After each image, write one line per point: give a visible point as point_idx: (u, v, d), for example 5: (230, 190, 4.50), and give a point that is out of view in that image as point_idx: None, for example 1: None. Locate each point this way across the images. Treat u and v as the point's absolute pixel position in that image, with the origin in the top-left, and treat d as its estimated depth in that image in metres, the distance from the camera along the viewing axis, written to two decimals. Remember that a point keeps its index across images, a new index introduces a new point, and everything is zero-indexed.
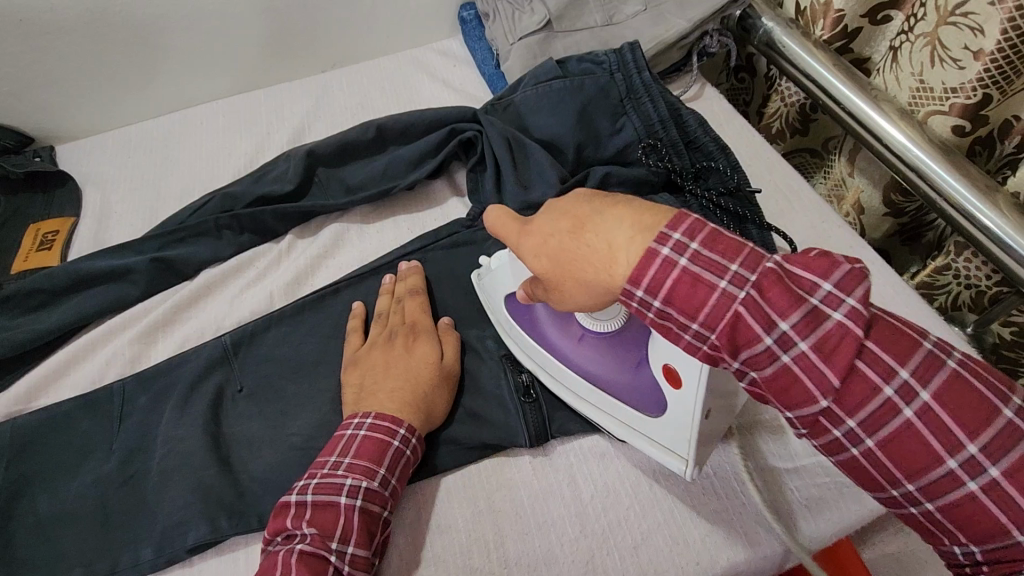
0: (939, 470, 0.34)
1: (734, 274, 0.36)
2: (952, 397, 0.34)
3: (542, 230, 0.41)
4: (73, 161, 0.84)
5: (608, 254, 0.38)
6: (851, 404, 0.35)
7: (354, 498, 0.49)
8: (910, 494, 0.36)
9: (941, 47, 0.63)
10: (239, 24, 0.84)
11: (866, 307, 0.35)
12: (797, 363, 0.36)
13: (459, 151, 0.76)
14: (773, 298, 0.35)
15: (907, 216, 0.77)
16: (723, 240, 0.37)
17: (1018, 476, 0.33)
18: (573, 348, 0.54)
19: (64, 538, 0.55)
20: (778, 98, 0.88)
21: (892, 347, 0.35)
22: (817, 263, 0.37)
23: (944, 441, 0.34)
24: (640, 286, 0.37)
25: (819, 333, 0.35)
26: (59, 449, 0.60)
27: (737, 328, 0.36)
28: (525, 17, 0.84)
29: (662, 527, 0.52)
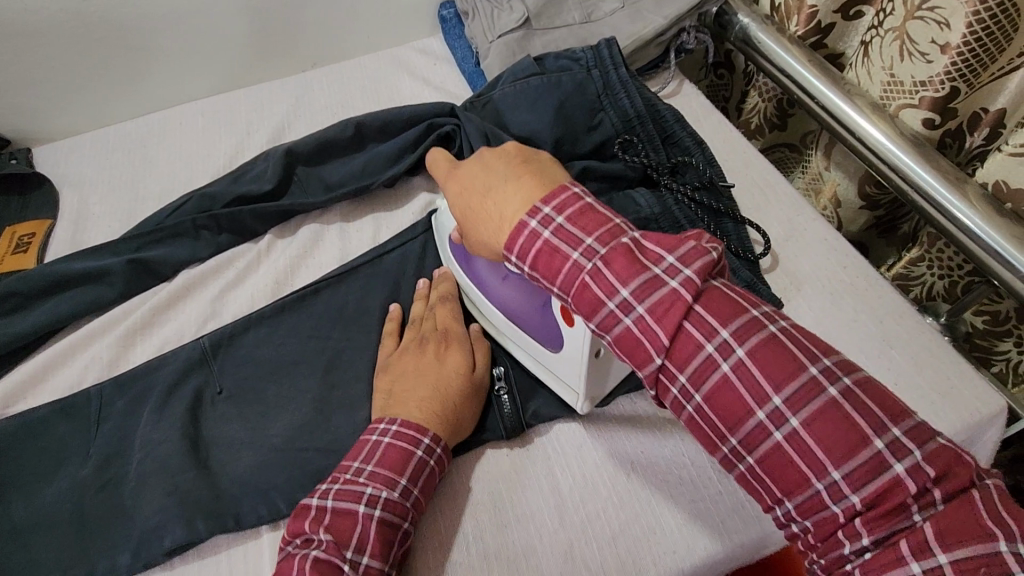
0: (751, 423, 0.37)
1: (587, 247, 0.42)
2: (763, 357, 0.38)
3: (460, 185, 0.49)
4: (49, 163, 0.83)
5: (497, 214, 0.46)
6: (679, 362, 0.39)
7: (373, 506, 0.48)
8: (735, 451, 0.39)
9: (909, 41, 0.64)
10: (217, 23, 0.84)
11: (701, 278, 0.40)
12: (635, 326, 0.40)
13: (438, 148, 0.76)
14: (616, 268, 0.40)
15: (882, 208, 0.78)
16: (589, 215, 0.43)
17: (818, 430, 0.36)
18: (497, 286, 0.59)
19: (40, 543, 0.55)
20: (756, 94, 0.89)
21: (717, 310, 0.39)
22: (667, 240, 0.42)
23: (756, 396, 0.37)
24: (515, 251, 0.44)
25: (652, 297, 0.39)
26: (35, 454, 0.59)
27: (587, 296, 0.41)
28: (504, 15, 0.84)
29: (640, 516, 0.53)
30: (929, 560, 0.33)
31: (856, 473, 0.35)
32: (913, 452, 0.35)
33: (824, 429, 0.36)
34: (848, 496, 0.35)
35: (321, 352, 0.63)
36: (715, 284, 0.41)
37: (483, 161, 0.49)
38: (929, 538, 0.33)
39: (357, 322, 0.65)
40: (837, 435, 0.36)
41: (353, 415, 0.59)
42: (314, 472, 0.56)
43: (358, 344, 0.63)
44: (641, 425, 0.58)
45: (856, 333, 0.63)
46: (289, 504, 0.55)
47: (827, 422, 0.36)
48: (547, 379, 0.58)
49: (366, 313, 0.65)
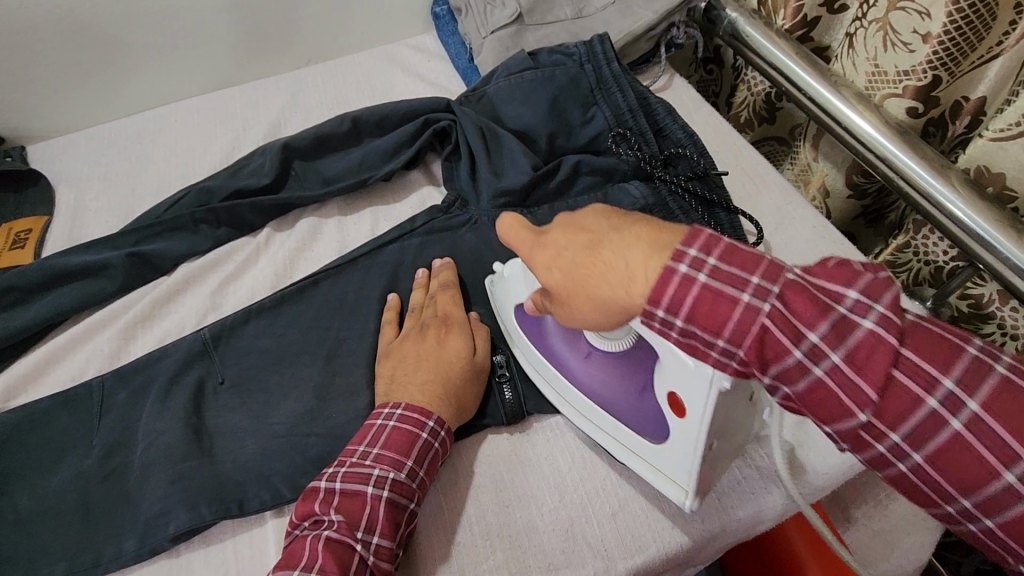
0: (994, 484, 0.33)
1: (756, 287, 0.36)
2: (998, 407, 0.33)
3: (554, 243, 0.41)
4: (44, 160, 0.83)
5: (628, 274, 0.38)
6: (891, 420, 0.35)
7: (381, 488, 0.49)
8: (966, 511, 0.34)
9: (892, 31, 0.66)
10: (212, 20, 0.85)
11: (897, 314, 0.35)
12: (829, 378, 0.36)
13: (434, 142, 0.77)
14: (799, 312, 0.36)
15: (869, 197, 0.80)
16: (740, 254, 0.37)
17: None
18: (580, 367, 0.55)
19: (45, 534, 0.55)
20: (745, 88, 0.91)
21: (931, 355, 0.34)
22: (845, 274, 0.37)
23: (997, 452, 0.33)
24: (662, 304, 0.37)
25: (847, 343, 0.35)
26: (37, 446, 0.59)
27: (765, 343, 0.37)
28: (497, 11, 0.85)
29: (639, 494, 0.54)
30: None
31: None
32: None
33: None
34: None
35: (321, 342, 0.64)
36: (910, 319, 0.36)
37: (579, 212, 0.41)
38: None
39: (356, 311, 0.66)
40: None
41: (354, 402, 0.60)
42: (316, 457, 0.57)
43: (358, 333, 0.64)
44: None
45: None
46: (292, 489, 0.56)
47: None
48: (641, 470, 0.52)
49: (365, 303, 0.66)
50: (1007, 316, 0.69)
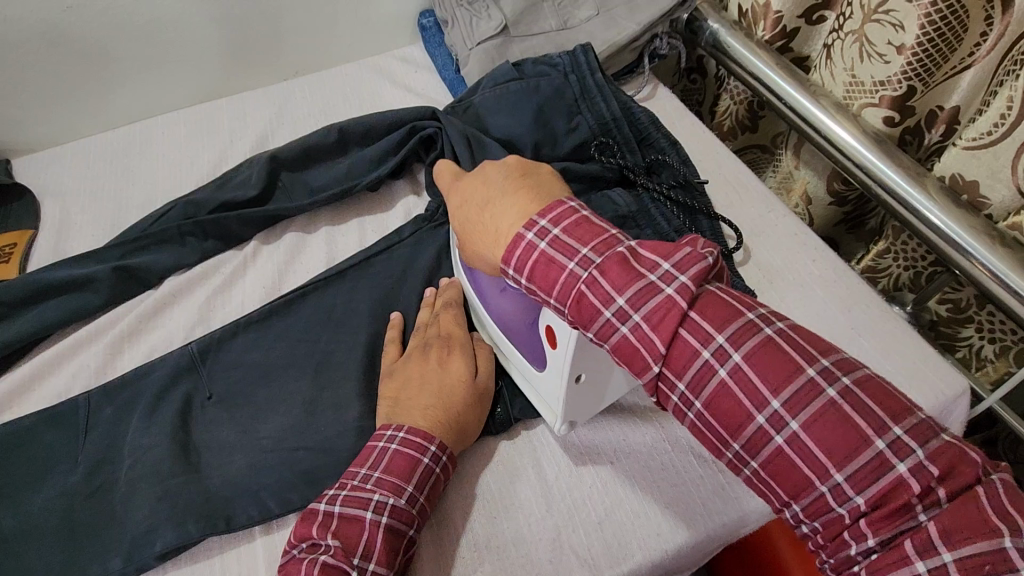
0: (752, 427, 0.37)
1: (583, 257, 0.42)
2: (759, 360, 0.38)
3: (459, 195, 0.50)
4: (29, 174, 0.83)
5: (488, 229, 0.46)
6: (678, 369, 0.39)
7: (380, 513, 0.49)
8: (740, 456, 0.39)
9: (868, 43, 0.67)
10: (199, 33, 0.85)
11: (695, 284, 0.40)
12: (631, 334, 0.40)
13: (420, 151, 0.77)
14: (612, 277, 0.40)
15: (849, 204, 0.81)
16: (585, 226, 0.43)
17: (818, 431, 0.36)
18: (494, 298, 0.59)
19: (29, 552, 0.54)
20: (728, 97, 0.92)
21: (713, 317, 0.39)
22: (663, 247, 0.41)
23: (754, 400, 0.37)
24: (511, 264, 0.44)
25: (648, 305, 0.39)
26: (22, 463, 0.59)
27: (583, 305, 0.41)
28: (483, 23, 0.86)
29: (624, 501, 0.54)
30: (933, 557, 0.33)
31: (859, 472, 0.35)
32: (915, 450, 0.35)
33: (825, 432, 0.36)
34: (851, 494, 0.35)
35: (309, 355, 0.64)
36: (709, 288, 0.41)
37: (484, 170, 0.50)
38: (934, 537, 0.33)
39: (345, 324, 0.66)
40: (837, 436, 0.35)
41: (343, 415, 0.60)
42: (304, 471, 0.57)
43: (346, 345, 0.64)
44: (623, 413, 0.60)
45: (826, 323, 0.65)
46: (280, 504, 0.56)
47: (826, 424, 0.36)
48: (529, 392, 0.58)
49: (353, 315, 0.66)
50: (985, 320, 0.71)
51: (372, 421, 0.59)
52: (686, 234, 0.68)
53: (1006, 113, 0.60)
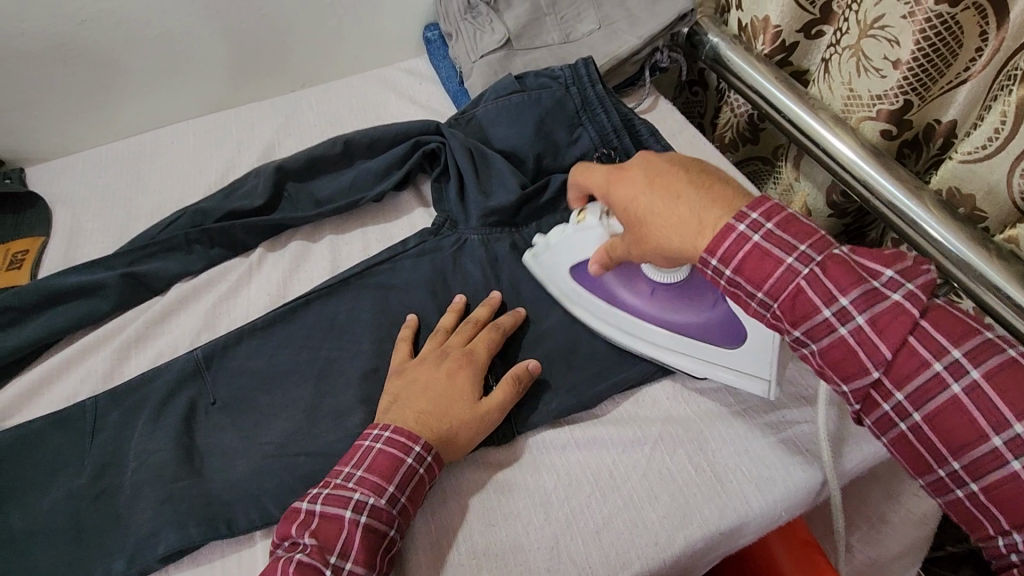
0: (982, 446, 0.41)
1: (801, 255, 0.46)
2: (948, 324, 0.43)
3: (632, 185, 0.52)
4: (42, 182, 0.85)
5: (691, 223, 0.49)
6: (898, 371, 0.44)
7: (358, 513, 0.50)
8: (902, 405, 0.44)
9: (864, 58, 0.68)
10: (209, 44, 0.87)
11: (924, 292, 0.43)
12: (850, 333, 0.44)
13: (423, 163, 0.79)
14: (834, 277, 0.45)
15: (849, 215, 0.82)
16: (797, 226, 0.47)
17: (999, 384, 0.41)
18: (644, 302, 0.61)
19: (36, 554, 0.55)
20: (728, 110, 0.94)
21: (947, 329, 0.42)
22: (884, 255, 0.45)
23: (991, 420, 0.41)
24: (715, 255, 0.47)
25: (873, 309, 0.44)
26: (30, 465, 0.60)
27: (799, 300, 0.46)
28: (486, 36, 0.88)
29: (623, 512, 0.55)
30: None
31: None
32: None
33: (1004, 384, 0.41)
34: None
35: (314, 361, 0.65)
36: (936, 300, 0.44)
37: (655, 160, 0.52)
38: None
39: (348, 331, 0.67)
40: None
41: (346, 422, 0.61)
42: (305, 476, 0.58)
43: (349, 352, 0.65)
44: (621, 424, 0.60)
45: None
46: (280, 509, 0.57)
47: (1007, 379, 0.41)
48: (722, 375, 0.60)
49: (357, 322, 0.68)
50: None
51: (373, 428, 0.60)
52: None
53: (1000, 128, 0.60)
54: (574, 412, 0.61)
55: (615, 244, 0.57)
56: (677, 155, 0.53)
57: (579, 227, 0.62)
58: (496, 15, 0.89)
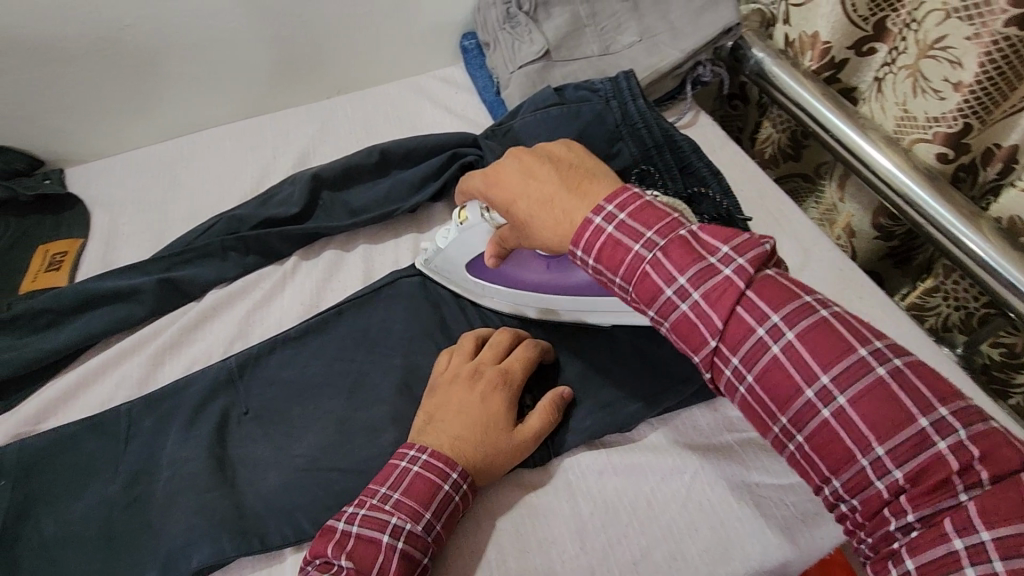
0: (800, 401, 0.40)
1: (648, 240, 0.44)
2: (771, 291, 0.42)
3: (511, 185, 0.50)
4: (81, 184, 0.85)
5: (565, 221, 0.47)
6: (733, 343, 0.42)
7: (397, 537, 0.48)
8: (737, 373, 0.42)
9: (922, 79, 0.66)
10: (247, 50, 0.87)
11: (753, 266, 0.42)
12: (691, 310, 0.43)
13: (460, 175, 0.78)
14: (674, 258, 0.43)
15: (896, 239, 0.79)
16: (650, 211, 0.45)
17: (811, 344, 0.40)
18: (546, 275, 0.64)
19: (68, 560, 0.56)
20: (770, 126, 0.92)
21: (770, 297, 0.42)
22: (720, 233, 0.44)
23: (805, 375, 0.40)
24: (579, 246, 0.46)
25: (708, 284, 0.42)
26: (64, 469, 0.60)
27: (646, 283, 0.44)
28: (524, 46, 0.86)
29: (661, 543, 0.53)
30: (971, 536, 0.34)
31: (842, 376, 0.39)
32: (958, 429, 0.36)
33: (815, 343, 0.40)
34: (891, 471, 0.37)
35: (345, 374, 0.65)
36: (767, 271, 0.44)
37: (530, 159, 0.51)
38: (967, 509, 0.35)
39: (381, 344, 0.66)
40: (883, 411, 0.38)
41: (377, 438, 0.60)
42: (337, 493, 0.57)
43: (382, 366, 0.65)
44: (659, 450, 0.58)
45: None
46: (312, 525, 0.56)
47: (818, 336, 0.40)
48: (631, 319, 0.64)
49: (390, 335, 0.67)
50: None
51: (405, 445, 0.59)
52: None
53: None
54: (610, 434, 0.60)
55: (505, 240, 0.55)
56: (551, 150, 0.51)
57: (464, 225, 0.63)
58: (535, 25, 0.88)
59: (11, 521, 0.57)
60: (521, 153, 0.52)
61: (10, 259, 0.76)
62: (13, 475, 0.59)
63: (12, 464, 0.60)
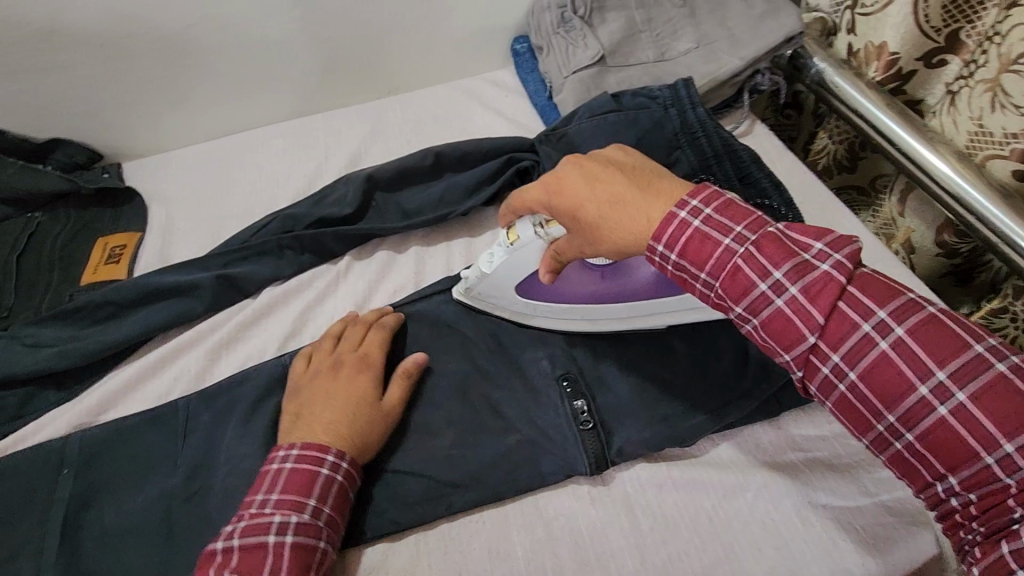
0: (913, 398, 0.39)
1: (738, 235, 0.44)
2: (871, 287, 0.41)
3: (579, 189, 0.48)
4: (138, 178, 0.87)
5: (643, 219, 0.46)
6: (834, 339, 0.41)
7: (284, 533, 0.49)
8: (837, 368, 0.41)
9: (1002, 93, 0.64)
10: (304, 50, 0.88)
11: (852, 262, 0.42)
12: (787, 305, 0.42)
13: (515, 180, 0.78)
14: (769, 253, 0.43)
15: (960, 257, 0.77)
16: (734, 208, 0.45)
17: (921, 338, 0.39)
18: (600, 287, 0.61)
19: (129, 551, 0.56)
20: (826, 137, 0.90)
21: (873, 292, 0.41)
22: (814, 231, 0.44)
23: (917, 371, 0.39)
24: (661, 241, 0.45)
25: (807, 279, 0.42)
26: (124, 461, 0.61)
27: (737, 278, 0.44)
28: (579, 51, 0.86)
29: (724, 562, 0.52)
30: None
31: (958, 370, 0.38)
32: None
33: (926, 338, 0.39)
34: (1020, 467, 0.36)
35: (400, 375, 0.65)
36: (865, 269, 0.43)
37: (597, 164, 0.49)
38: None
39: (434, 347, 0.66)
40: (1006, 406, 0.37)
41: (433, 441, 0.60)
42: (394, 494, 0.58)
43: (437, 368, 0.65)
44: (718, 466, 0.58)
45: None
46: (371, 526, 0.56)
47: (928, 331, 0.39)
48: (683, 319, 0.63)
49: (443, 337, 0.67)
50: None
51: (461, 450, 0.59)
52: None
53: None
54: (667, 447, 0.59)
55: (563, 250, 0.53)
56: (612, 155, 0.50)
57: (514, 246, 0.59)
58: (591, 30, 0.87)
59: (74, 509, 0.58)
60: (582, 158, 0.50)
61: (73, 251, 0.78)
62: (76, 464, 0.60)
63: (74, 454, 0.61)
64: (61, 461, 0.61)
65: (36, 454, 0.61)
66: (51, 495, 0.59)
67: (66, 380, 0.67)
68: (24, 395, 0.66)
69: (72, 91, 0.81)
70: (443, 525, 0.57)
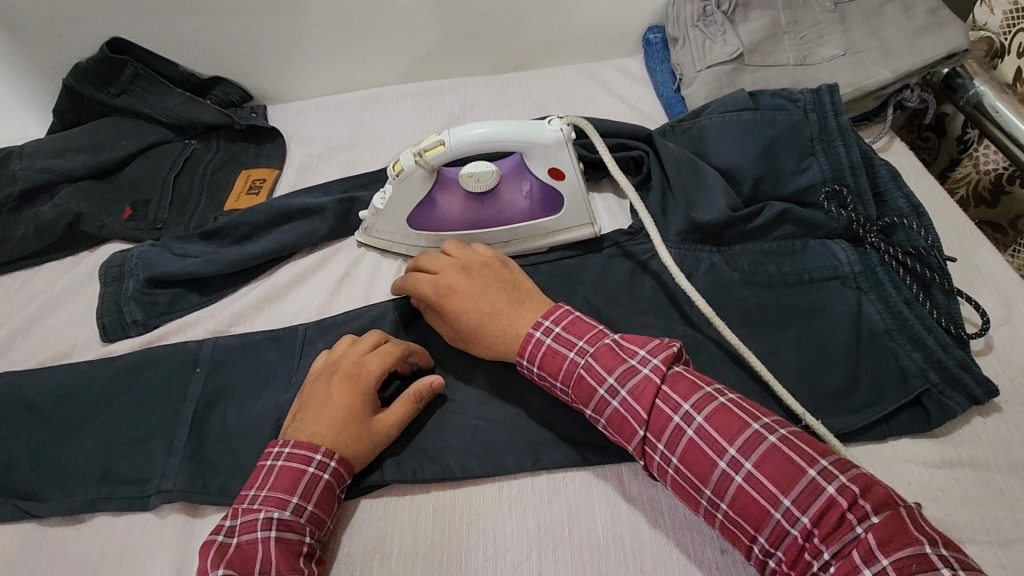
0: (716, 472, 0.47)
1: (580, 347, 0.55)
2: (678, 383, 0.51)
3: (465, 299, 0.60)
4: (280, 121, 0.94)
5: (512, 330, 0.59)
6: (657, 432, 0.50)
7: (268, 528, 0.51)
8: (665, 455, 0.50)
9: None
10: (448, 20, 0.91)
11: (664, 364, 0.52)
12: (620, 406, 0.52)
13: (631, 166, 0.78)
14: (602, 361, 0.53)
15: None
16: (578, 325, 0.57)
17: (715, 423, 0.48)
18: (481, 214, 0.72)
19: (244, 450, 0.63)
20: (970, 164, 0.85)
21: (680, 389, 0.50)
22: (639, 339, 0.54)
23: (715, 450, 0.47)
24: (524, 355, 0.57)
25: (632, 381, 0.51)
26: (247, 371, 0.68)
27: (583, 384, 0.54)
28: (717, 46, 0.85)
29: None
30: (874, 564, 0.40)
31: (743, 446, 0.47)
32: (841, 476, 0.43)
33: (718, 422, 0.48)
34: (800, 519, 0.43)
35: None
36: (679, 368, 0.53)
37: (484, 278, 0.62)
38: (871, 546, 0.41)
39: None
40: (781, 469, 0.45)
41: (522, 400, 0.64)
42: (483, 443, 0.61)
43: None
44: None
45: None
46: (459, 467, 0.60)
47: (721, 417, 0.48)
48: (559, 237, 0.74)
49: None
50: None
51: (551, 413, 0.63)
52: (916, 306, 0.63)
53: None
54: None
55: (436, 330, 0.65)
56: (503, 273, 0.63)
57: (399, 177, 0.69)
58: (731, 26, 0.86)
59: (204, 404, 0.66)
60: (471, 270, 0.63)
61: (219, 176, 0.86)
62: (208, 365, 0.69)
63: (207, 356, 0.69)
64: (196, 361, 0.69)
65: (177, 351, 0.70)
66: (186, 390, 0.67)
67: (206, 288, 0.76)
68: (174, 296, 0.74)
69: (238, 36, 0.89)
70: (525, 480, 0.60)
